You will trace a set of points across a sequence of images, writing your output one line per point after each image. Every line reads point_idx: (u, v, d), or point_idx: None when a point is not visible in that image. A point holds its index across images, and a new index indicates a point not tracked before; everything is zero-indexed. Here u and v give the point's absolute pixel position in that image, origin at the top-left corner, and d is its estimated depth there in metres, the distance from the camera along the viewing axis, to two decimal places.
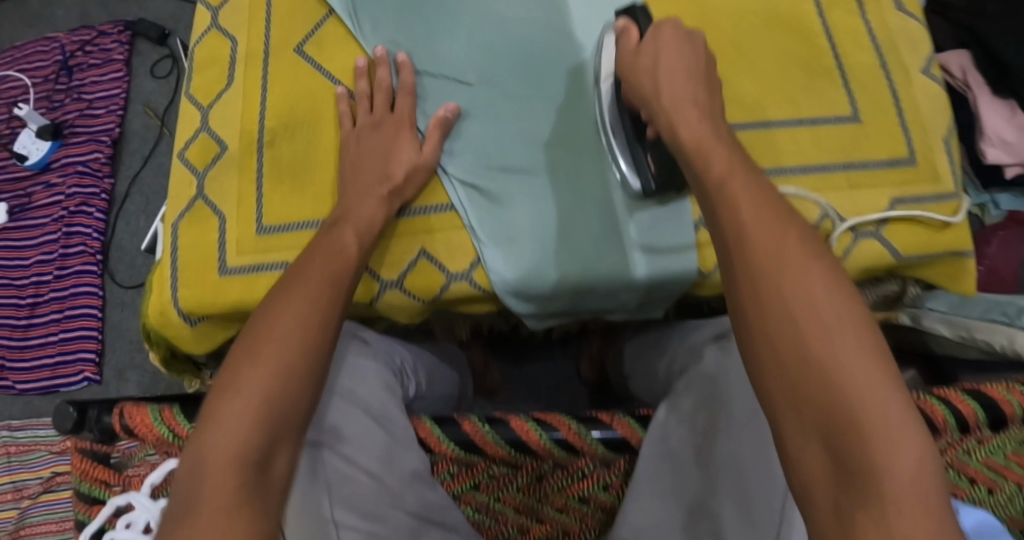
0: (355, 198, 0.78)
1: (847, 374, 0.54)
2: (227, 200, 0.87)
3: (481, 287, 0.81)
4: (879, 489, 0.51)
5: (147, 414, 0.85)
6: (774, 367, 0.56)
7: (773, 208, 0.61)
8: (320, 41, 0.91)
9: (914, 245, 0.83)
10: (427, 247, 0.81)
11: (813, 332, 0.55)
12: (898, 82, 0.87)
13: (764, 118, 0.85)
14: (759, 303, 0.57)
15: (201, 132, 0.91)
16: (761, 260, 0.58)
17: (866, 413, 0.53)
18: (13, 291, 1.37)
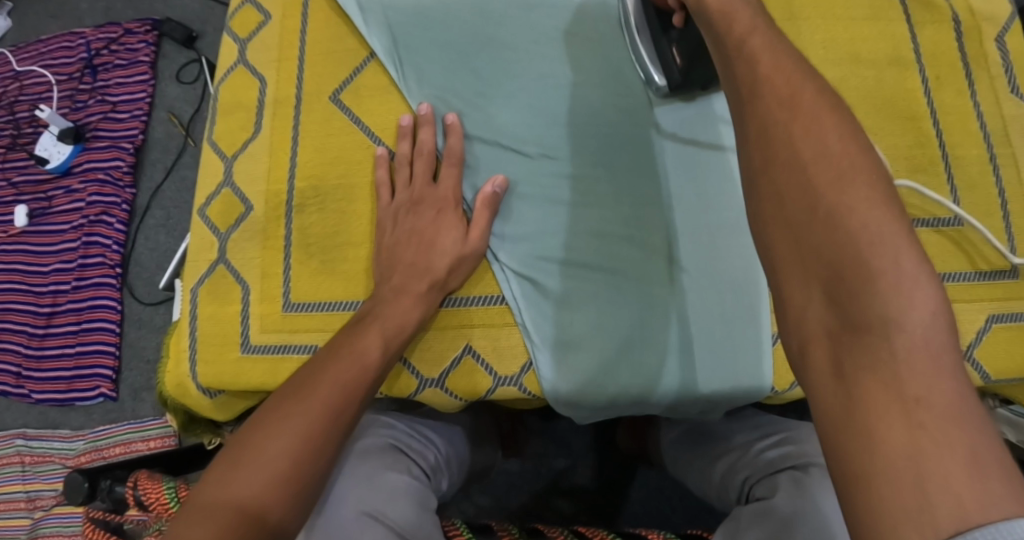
0: (395, 291, 0.72)
1: (857, 211, 0.49)
2: (250, 270, 0.80)
3: (531, 392, 0.74)
4: (888, 343, 0.47)
5: (161, 490, 0.81)
6: (782, 236, 0.52)
7: (796, 62, 0.56)
8: (356, 89, 0.83)
9: (1009, 370, 0.75)
10: (474, 344, 0.75)
11: (823, 176, 0.51)
12: (1008, 178, 0.81)
13: None
14: (769, 164, 0.53)
15: (224, 188, 0.83)
16: (774, 110, 0.54)
17: (875, 257, 0.48)
18: (31, 299, 1.34)
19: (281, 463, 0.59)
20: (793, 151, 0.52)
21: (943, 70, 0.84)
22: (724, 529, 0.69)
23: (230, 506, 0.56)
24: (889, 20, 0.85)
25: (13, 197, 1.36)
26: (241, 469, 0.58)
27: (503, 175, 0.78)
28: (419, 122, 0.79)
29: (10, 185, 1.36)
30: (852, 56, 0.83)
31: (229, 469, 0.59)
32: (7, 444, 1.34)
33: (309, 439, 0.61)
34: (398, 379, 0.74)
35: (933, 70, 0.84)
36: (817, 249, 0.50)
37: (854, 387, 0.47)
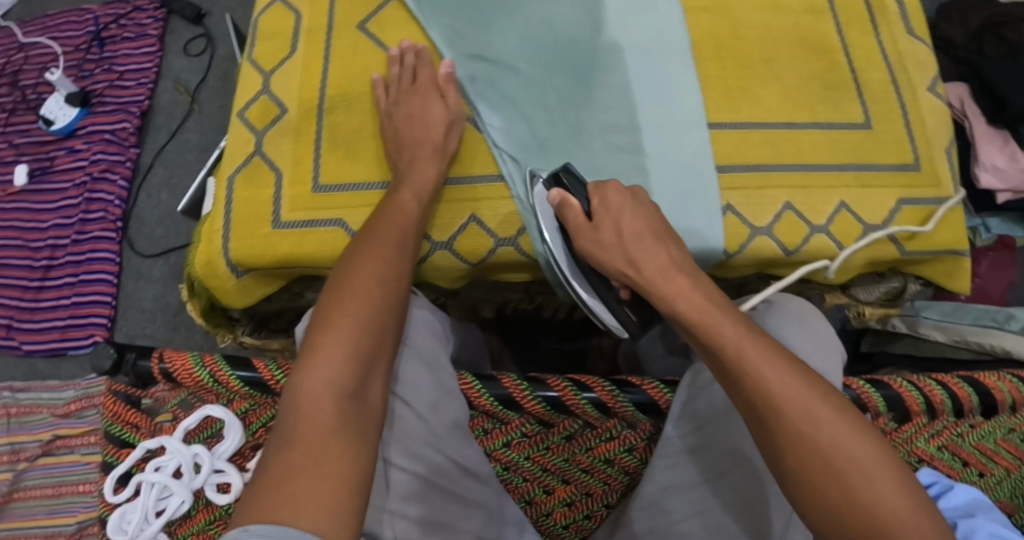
0: (408, 163, 0.85)
1: (853, 450, 0.61)
2: (283, 158, 0.90)
3: (525, 252, 0.86)
4: (869, 515, 0.59)
5: (187, 359, 0.86)
6: (788, 454, 0.62)
7: (763, 342, 0.65)
8: (380, 23, 0.95)
9: (918, 243, 0.87)
10: (477, 214, 0.87)
11: (787, 398, 0.63)
12: (906, 97, 0.90)
13: (787, 120, 0.88)
14: (780, 422, 0.63)
15: (262, 95, 0.95)
16: (776, 390, 0.63)
17: (862, 482, 0.60)
18: (28, 253, 1.39)
19: (361, 340, 0.70)
20: (746, 361, 0.64)
21: (852, 16, 0.93)
22: (689, 368, 0.81)
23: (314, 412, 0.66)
24: None
25: (14, 157, 1.43)
26: (327, 345, 0.69)
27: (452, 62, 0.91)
28: (403, 52, 0.92)
29: (12, 146, 1.43)
30: (773, 4, 0.93)
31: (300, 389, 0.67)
32: None
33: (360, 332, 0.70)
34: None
35: (844, 16, 0.93)
36: (825, 493, 0.61)
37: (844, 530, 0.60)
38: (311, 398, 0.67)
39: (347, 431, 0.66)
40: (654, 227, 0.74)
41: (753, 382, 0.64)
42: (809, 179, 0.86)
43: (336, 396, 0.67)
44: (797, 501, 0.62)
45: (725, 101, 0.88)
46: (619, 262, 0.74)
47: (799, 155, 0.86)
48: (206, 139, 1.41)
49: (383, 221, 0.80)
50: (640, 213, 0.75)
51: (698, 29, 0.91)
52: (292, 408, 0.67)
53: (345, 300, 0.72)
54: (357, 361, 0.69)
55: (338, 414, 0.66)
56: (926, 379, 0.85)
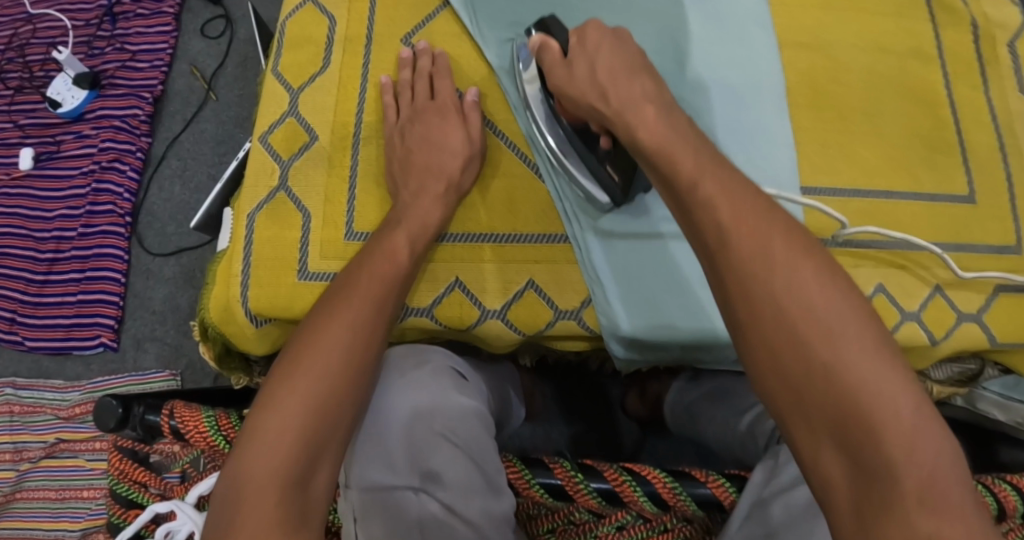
0: (413, 195, 0.75)
1: (859, 375, 0.52)
2: (312, 196, 0.81)
3: (589, 327, 0.76)
4: (898, 489, 0.49)
5: (200, 419, 0.79)
6: (739, 309, 0.55)
7: (748, 199, 0.58)
8: (430, 33, 0.86)
9: (1016, 335, 0.78)
10: (536, 279, 0.76)
11: (743, 236, 0.56)
12: (1015, 167, 0.81)
13: (886, 187, 0.78)
14: (773, 353, 0.54)
15: (288, 116, 0.84)
16: (753, 277, 0.55)
17: (818, 339, 0.53)
18: (32, 243, 1.31)
19: (310, 417, 0.60)
20: (719, 228, 0.57)
21: (960, 67, 0.83)
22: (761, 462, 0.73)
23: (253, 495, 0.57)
24: (916, 18, 0.83)
25: (20, 139, 1.34)
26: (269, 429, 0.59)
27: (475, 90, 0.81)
28: (417, 54, 0.84)
29: (17, 127, 1.34)
30: (876, 46, 0.82)
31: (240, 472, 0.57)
32: None
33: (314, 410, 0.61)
34: (459, 309, 0.76)
35: (952, 67, 0.82)
36: (788, 372, 0.53)
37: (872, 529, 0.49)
38: (249, 488, 0.57)
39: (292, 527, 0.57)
40: (629, 63, 0.69)
41: (707, 224, 0.58)
42: (904, 258, 0.78)
43: (277, 486, 0.57)
44: (760, 384, 0.55)
45: (822, 162, 0.78)
46: (591, 97, 0.69)
47: (894, 229, 0.78)
48: (223, 130, 1.31)
49: (361, 271, 0.69)
50: (617, 52, 0.70)
51: (795, 69, 0.81)
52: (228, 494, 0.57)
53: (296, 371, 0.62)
54: (304, 440, 0.59)
55: (279, 504, 0.57)
56: (999, 481, 0.71)
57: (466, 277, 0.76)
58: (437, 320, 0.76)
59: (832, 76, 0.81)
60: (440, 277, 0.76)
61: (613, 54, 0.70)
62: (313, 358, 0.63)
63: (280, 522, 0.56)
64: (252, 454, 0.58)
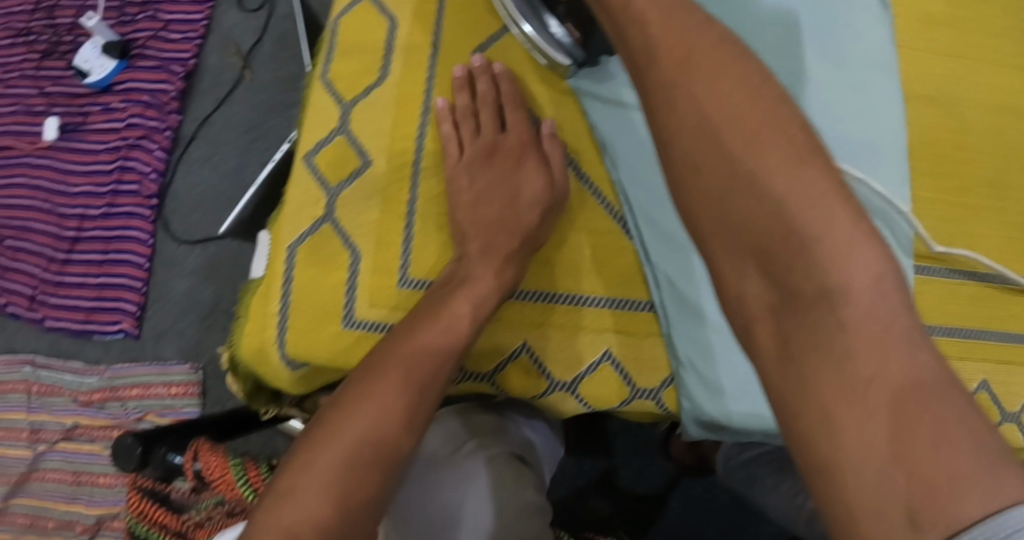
0: (481, 248, 0.68)
1: (780, 179, 0.49)
2: (363, 233, 0.74)
3: (668, 409, 0.70)
4: (835, 316, 0.47)
5: (227, 469, 0.73)
6: (664, 126, 0.53)
7: (688, 19, 0.54)
8: (504, 49, 0.78)
9: None
10: (613, 351, 0.70)
11: (674, 61, 0.53)
12: None
13: (1000, 271, 0.71)
14: (704, 184, 0.51)
15: (337, 135, 0.76)
16: (679, 94, 0.52)
17: (745, 149, 0.50)
18: (55, 220, 1.25)
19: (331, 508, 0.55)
20: (647, 41, 0.54)
21: None
22: None
23: None
24: None
25: (45, 108, 1.26)
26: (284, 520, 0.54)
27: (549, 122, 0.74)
28: (474, 73, 0.75)
29: (43, 94, 1.27)
30: (1005, 106, 0.74)
31: None
32: (15, 370, 1.26)
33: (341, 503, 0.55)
34: (525, 380, 0.69)
35: None
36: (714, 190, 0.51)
37: (805, 364, 0.47)
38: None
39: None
40: None
41: (640, 50, 0.55)
42: (1012, 351, 0.70)
43: None
44: (682, 201, 0.53)
45: (932, 239, 0.70)
46: None
47: (1004, 320, 0.70)
48: (256, 114, 1.23)
49: (415, 330, 0.63)
50: None
51: (913, 125, 0.72)
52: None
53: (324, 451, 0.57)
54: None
55: None
56: None
57: (535, 343, 0.69)
58: (498, 386, 0.70)
59: (957, 142, 0.72)
60: (506, 343, 0.69)
61: None
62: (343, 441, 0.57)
63: None
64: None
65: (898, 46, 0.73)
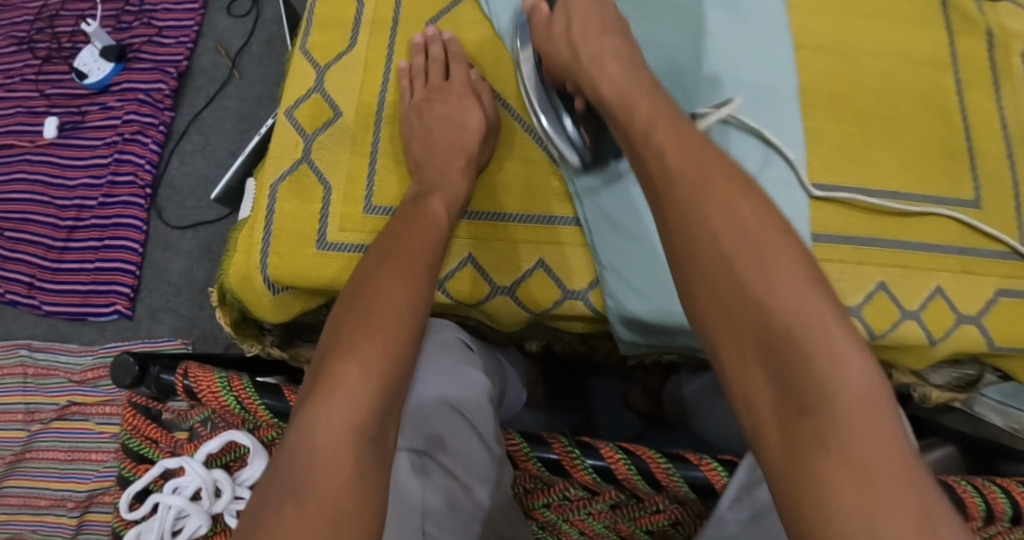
0: (439, 171, 0.79)
1: (784, 296, 0.54)
2: (335, 171, 0.84)
3: (594, 308, 0.79)
4: (832, 417, 0.50)
5: (213, 380, 0.81)
6: (679, 245, 0.59)
7: (697, 148, 0.62)
8: (454, 19, 0.88)
9: (1014, 340, 0.79)
10: (546, 258, 0.79)
11: (685, 177, 0.60)
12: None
13: (894, 189, 0.80)
14: (711, 289, 0.57)
15: (314, 93, 0.87)
16: (689, 203, 0.59)
17: (752, 267, 0.55)
18: (53, 211, 1.34)
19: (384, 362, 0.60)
20: (659, 157, 0.62)
21: (974, 73, 0.85)
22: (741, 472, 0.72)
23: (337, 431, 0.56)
24: (931, 26, 0.85)
25: (45, 108, 1.37)
26: (347, 375, 0.59)
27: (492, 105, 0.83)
28: (427, 41, 0.87)
29: (43, 96, 1.37)
30: (894, 52, 0.84)
31: (323, 406, 0.58)
32: (12, 353, 1.33)
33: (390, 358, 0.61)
34: (471, 285, 0.79)
35: (965, 74, 0.84)
36: (727, 306, 0.56)
37: (805, 460, 0.50)
38: (325, 443, 0.56)
39: (364, 484, 0.55)
40: (604, 21, 0.76)
41: (654, 169, 0.63)
42: (910, 258, 0.79)
43: (356, 435, 0.57)
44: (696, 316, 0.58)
45: (832, 161, 0.80)
46: (566, 56, 0.76)
47: (900, 231, 0.79)
48: (245, 108, 1.34)
49: (410, 236, 0.72)
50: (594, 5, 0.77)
51: (808, 68, 0.83)
52: (303, 446, 0.56)
53: (359, 344, 0.61)
54: (380, 397, 0.59)
55: (359, 457, 0.56)
56: (990, 484, 0.82)
57: (477, 255, 0.79)
58: (449, 294, 0.80)
59: (853, 81, 0.83)
60: (455, 253, 0.80)
61: (588, 8, 0.77)
62: (380, 313, 0.63)
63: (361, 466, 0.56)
64: (333, 402, 0.58)
65: (796, 3, 0.85)
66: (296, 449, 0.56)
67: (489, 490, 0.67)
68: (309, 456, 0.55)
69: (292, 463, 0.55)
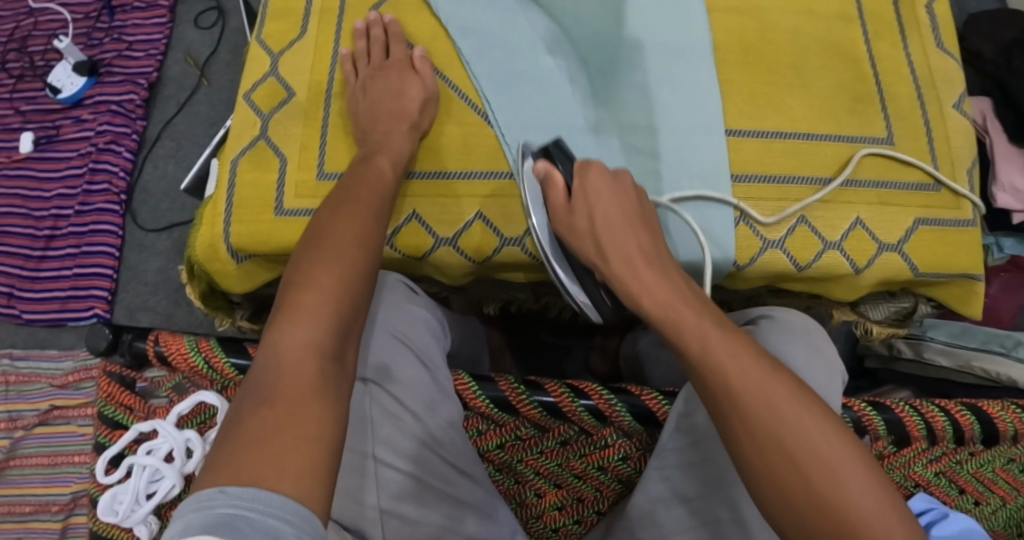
0: (383, 134, 0.83)
1: (855, 504, 0.59)
2: (290, 143, 0.88)
3: (532, 253, 0.85)
4: None
5: (182, 343, 0.84)
6: (753, 456, 0.61)
7: (751, 354, 0.63)
8: (395, 4, 0.92)
9: (933, 264, 0.86)
10: (485, 211, 0.85)
11: (750, 393, 0.61)
12: (933, 114, 0.90)
13: (808, 130, 0.87)
14: (785, 496, 0.60)
15: (270, 76, 0.91)
16: (756, 412, 0.61)
17: (822, 477, 0.59)
18: (30, 222, 1.38)
19: (337, 291, 0.65)
20: (720, 372, 0.62)
21: (881, 25, 0.92)
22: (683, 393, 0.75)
23: (298, 352, 0.62)
24: None
25: (21, 125, 1.42)
26: (304, 303, 0.64)
27: (434, 77, 0.88)
28: (369, 25, 0.91)
29: (18, 113, 1.42)
30: (804, 8, 0.91)
31: (283, 331, 0.63)
32: None
33: (345, 287, 0.66)
34: (417, 238, 0.85)
35: (873, 24, 0.92)
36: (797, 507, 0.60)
37: None
38: (289, 359, 0.61)
39: (327, 394, 0.61)
40: (628, 214, 0.73)
41: (715, 380, 0.63)
42: (828, 192, 0.86)
43: (316, 355, 0.62)
44: (762, 503, 0.61)
45: (750, 108, 0.87)
46: (592, 251, 0.72)
47: (818, 168, 0.86)
48: (214, 114, 1.40)
49: (359, 185, 0.76)
50: (616, 198, 0.73)
51: (726, 30, 0.89)
52: (270, 368, 0.61)
53: (314, 271, 0.66)
54: (336, 322, 0.64)
55: (319, 374, 0.61)
56: (928, 404, 0.82)
57: (422, 210, 0.85)
58: (399, 249, 0.85)
59: (767, 36, 0.89)
60: (402, 210, 0.85)
61: (612, 201, 0.73)
62: (333, 248, 0.68)
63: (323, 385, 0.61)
64: (292, 328, 0.62)
65: None
66: (263, 375, 0.61)
67: (443, 417, 0.73)
68: (274, 373, 0.61)
69: (258, 380, 0.61)
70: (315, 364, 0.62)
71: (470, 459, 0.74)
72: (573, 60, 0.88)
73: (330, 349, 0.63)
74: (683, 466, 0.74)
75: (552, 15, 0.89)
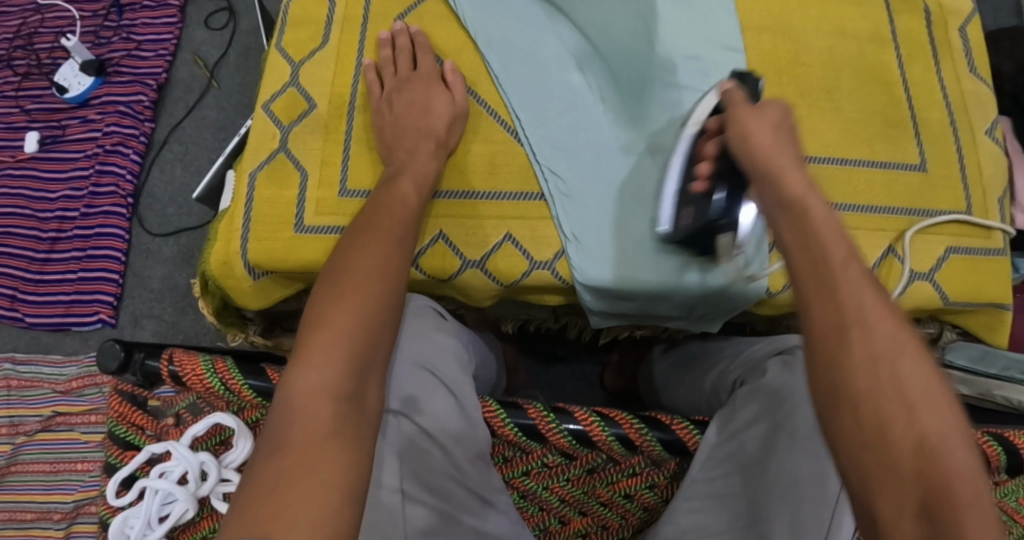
0: (409, 153, 0.81)
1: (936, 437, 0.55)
2: (310, 158, 0.86)
3: (562, 277, 0.83)
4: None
5: (197, 363, 0.82)
6: (853, 365, 0.58)
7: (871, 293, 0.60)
8: (421, 15, 0.89)
9: (964, 294, 0.85)
10: (513, 232, 0.83)
11: (875, 324, 0.58)
12: (965, 142, 0.89)
13: (841, 155, 0.85)
14: (872, 401, 0.56)
15: (290, 87, 0.89)
16: (873, 326, 0.58)
17: (916, 410, 0.56)
18: (34, 224, 1.35)
19: (355, 331, 0.63)
20: (834, 268, 0.61)
21: (915, 49, 0.90)
22: (721, 412, 0.75)
23: (317, 395, 0.60)
24: (872, 4, 0.90)
25: (26, 124, 1.39)
26: (319, 343, 0.62)
27: (461, 93, 0.85)
28: (395, 35, 0.88)
29: (24, 112, 1.40)
30: (836, 29, 0.89)
31: (300, 371, 0.61)
32: None
33: (362, 325, 0.64)
34: (442, 259, 0.83)
35: (907, 48, 0.90)
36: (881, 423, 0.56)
37: None
38: (306, 402, 0.60)
39: (343, 437, 0.59)
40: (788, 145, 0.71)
41: (825, 294, 0.60)
42: (860, 219, 0.84)
43: (332, 399, 0.60)
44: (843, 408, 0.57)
45: None
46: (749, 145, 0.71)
47: (851, 195, 0.84)
48: (223, 117, 1.38)
49: (380, 212, 0.74)
50: (780, 130, 0.71)
51: (758, 49, 0.87)
52: (283, 414, 0.60)
53: (334, 303, 0.64)
54: (354, 361, 0.62)
55: (335, 417, 0.60)
56: None
57: (449, 230, 0.83)
58: (422, 270, 0.83)
59: (798, 57, 0.87)
60: (426, 230, 0.83)
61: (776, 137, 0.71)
62: (352, 281, 0.66)
63: (338, 433, 0.59)
64: (308, 369, 0.61)
65: None
66: (276, 425, 0.60)
67: (470, 449, 0.71)
68: (290, 414, 0.60)
69: (274, 423, 0.60)
70: (331, 407, 0.60)
71: (497, 492, 0.73)
72: (602, 77, 0.86)
73: (348, 389, 0.61)
74: (714, 496, 0.71)
75: (582, 30, 0.87)
